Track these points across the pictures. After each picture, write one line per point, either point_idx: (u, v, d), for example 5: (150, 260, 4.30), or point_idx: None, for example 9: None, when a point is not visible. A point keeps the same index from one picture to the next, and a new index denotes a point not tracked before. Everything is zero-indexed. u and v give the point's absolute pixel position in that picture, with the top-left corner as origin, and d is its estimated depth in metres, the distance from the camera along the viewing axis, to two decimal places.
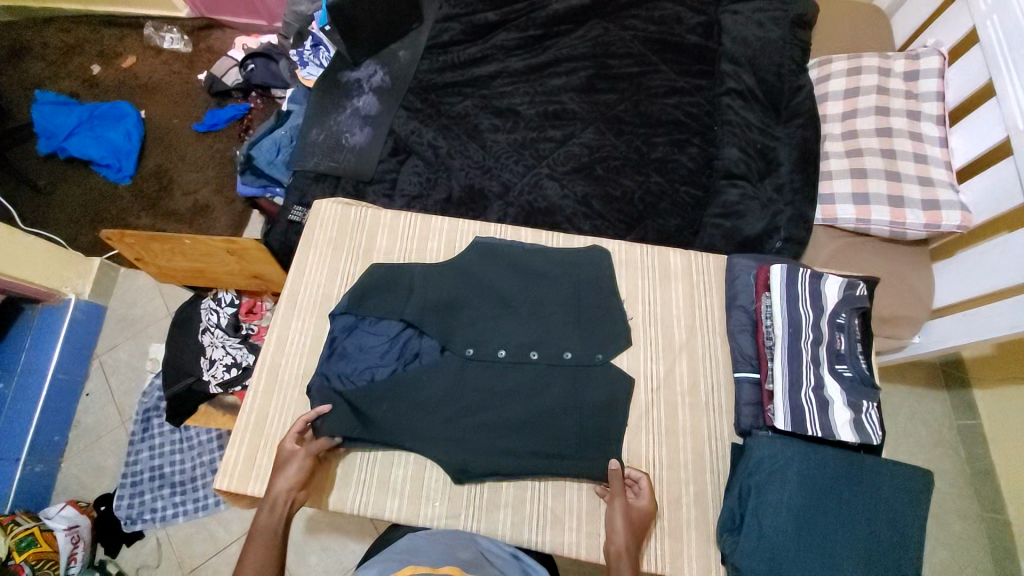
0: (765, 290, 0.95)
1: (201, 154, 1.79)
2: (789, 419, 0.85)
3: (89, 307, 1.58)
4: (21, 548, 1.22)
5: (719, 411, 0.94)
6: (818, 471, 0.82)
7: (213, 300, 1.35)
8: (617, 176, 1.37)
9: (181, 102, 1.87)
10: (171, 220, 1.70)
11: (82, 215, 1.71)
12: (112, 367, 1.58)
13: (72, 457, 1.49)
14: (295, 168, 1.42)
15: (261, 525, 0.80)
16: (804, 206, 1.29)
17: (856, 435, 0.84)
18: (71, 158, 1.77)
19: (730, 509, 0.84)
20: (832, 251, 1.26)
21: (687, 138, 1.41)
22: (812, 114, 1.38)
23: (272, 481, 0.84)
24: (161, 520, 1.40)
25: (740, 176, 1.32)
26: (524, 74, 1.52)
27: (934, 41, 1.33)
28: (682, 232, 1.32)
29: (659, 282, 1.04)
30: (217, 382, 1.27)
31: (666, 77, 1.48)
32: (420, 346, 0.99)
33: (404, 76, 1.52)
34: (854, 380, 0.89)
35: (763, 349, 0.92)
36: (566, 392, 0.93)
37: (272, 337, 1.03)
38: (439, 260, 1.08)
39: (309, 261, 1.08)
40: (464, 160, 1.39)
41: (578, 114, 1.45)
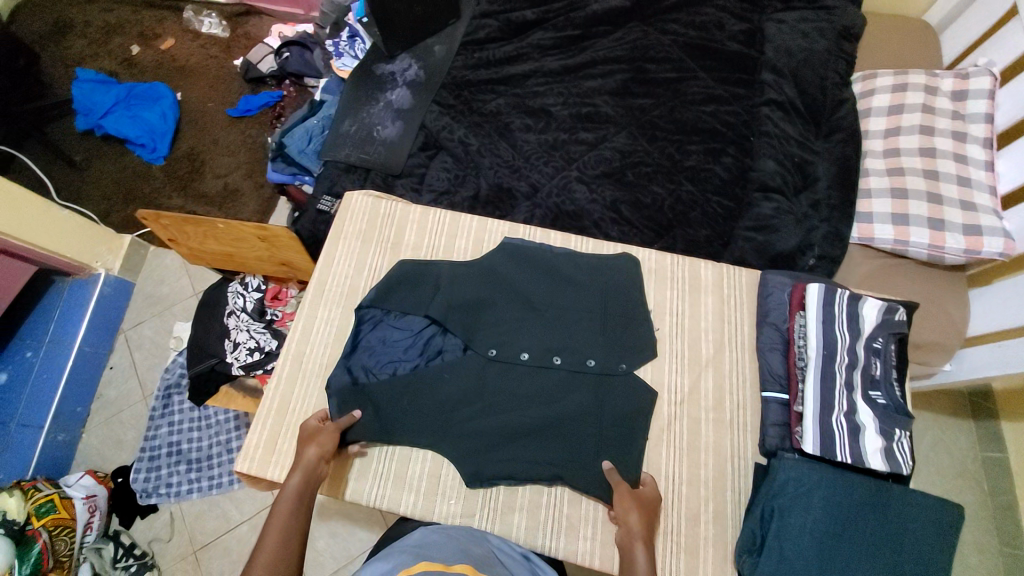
0: (799, 310, 0.92)
1: (233, 139, 1.82)
2: (817, 443, 0.82)
3: (118, 282, 1.61)
4: (39, 514, 1.25)
5: (744, 429, 0.92)
6: (845, 496, 0.79)
7: (240, 284, 1.36)
8: (647, 182, 1.35)
9: (217, 86, 1.89)
10: (201, 201, 1.73)
11: (115, 191, 1.74)
12: (136, 343, 1.61)
13: (93, 427, 1.53)
14: (326, 158, 1.43)
15: (291, 487, 0.79)
16: (840, 223, 1.26)
17: (887, 464, 0.81)
18: (108, 136, 1.81)
19: (751, 530, 0.81)
20: (867, 271, 1.22)
21: (722, 147, 1.38)
22: (854, 129, 1.34)
23: (299, 450, 0.84)
24: (175, 495, 1.42)
25: (776, 189, 1.29)
26: (558, 74, 1.50)
27: (986, 60, 1.29)
28: (712, 243, 1.29)
29: (689, 294, 1.01)
30: (240, 365, 1.28)
31: (705, 84, 1.45)
32: (442, 344, 0.99)
33: (439, 71, 1.52)
34: (887, 408, 0.86)
35: (794, 369, 0.89)
36: (590, 401, 0.92)
37: (298, 325, 1.03)
38: (467, 258, 1.08)
39: (336, 254, 1.08)
40: (494, 158, 1.38)
41: (612, 117, 1.43)
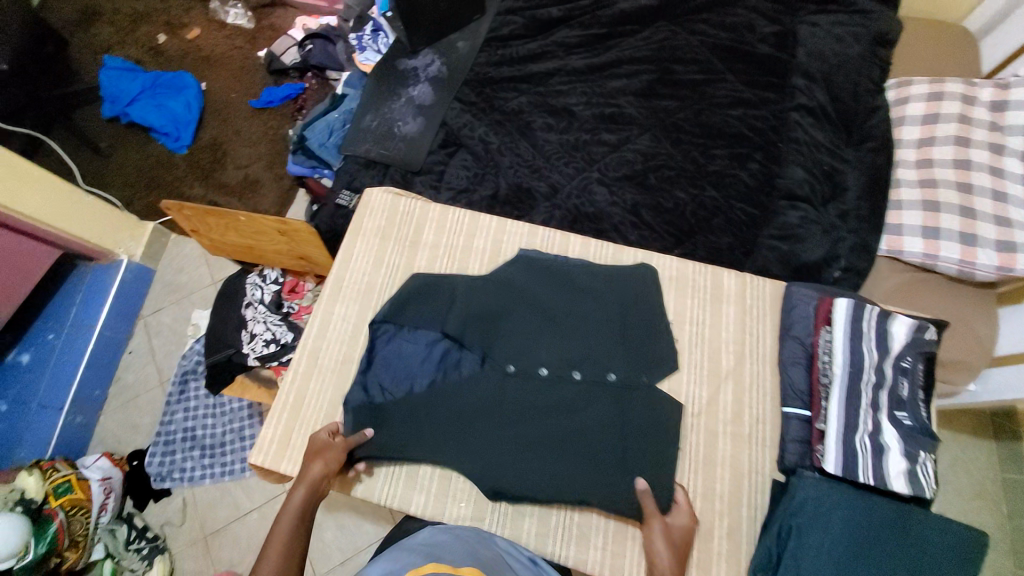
0: (825, 324, 0.90)
1: (255, 130, 1.83)
2: (840, 463, 0.80)
3: (139, 269, 1.63)
4: (57, 493, 1.27)
5: (763, 445, 0.90)
6: (867, 517, 0.76)
7: (258, 276, 1.37)
8: (670, 187, 1.32)
9: (240, 77, 1.90)
10: (222, 191, 1.75)
11: (138, 179, 1.77)
12: (155, 329, 1.63)
13: (111, 410, 1.56)
14: (346, 152, 1.43)
15: (294, 503, 0.79)
16: (868, 236, 1.22)
17: (909, 487, 0.78)
18: (132, 124, 1.83)
19: (766, 549, 0.79)
20: (895, 285, 1.18)
21: (748, 153, 1.35)
22: (887, 137, 1.30)
23: (307, 462, 0.84)
24: (188, 480, 1.45)
25: (802, 198, 1.26)
26: (582, 74, 1.48)
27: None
28: (734, 251, 1.26)
29: (710, 303, 0.99)
30: (256, 356, 1.29)
31: (732, 87, 1.42)
32: (460, 358, 0.97)
33: (462, 67, 1.50)
34: (913, 430, 0.82)
35: (817, 385, 0.87)
36: (609, 413, 0.90)
37: (315, 322, 1.03)
38: (480, 272, 1.06)
39: (355, 250, 1.08)
40: (514, 157, 1.37)
41: (635, 119, 1.40)
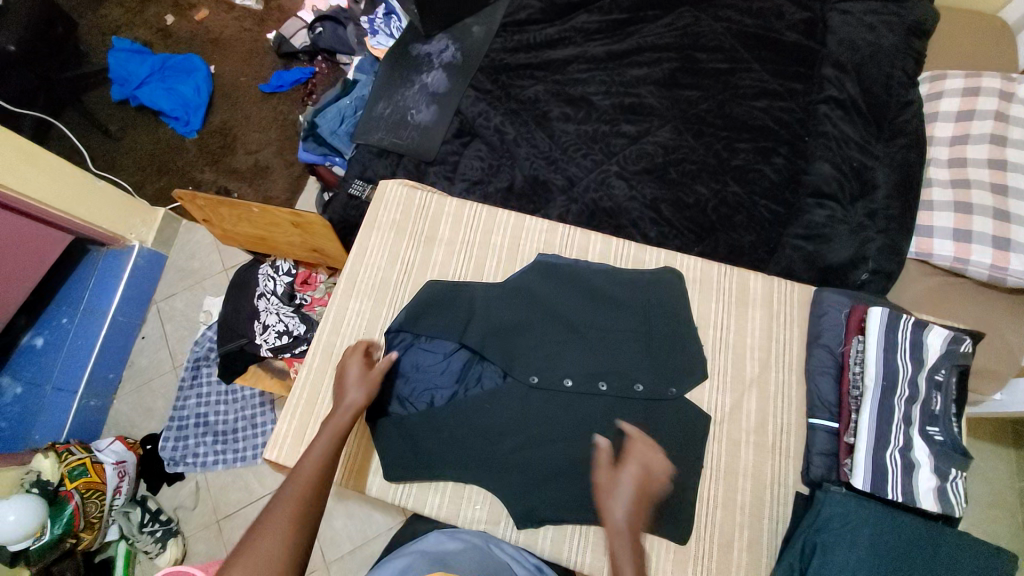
0: (857, 333, 0.88)
1: (265, 115, 1.79)
2: (869, 479, 0.78)
3: (151, 255, 1.62)
4: (73, 476, 1.28)
5: (787, 456, 0.88)
6: (897, 537, 0.74)
7: (270, 266, 1.35)
8: (691, 181, 1.28)
9: (249, 61, 1.86)
10: (232, 177, 1.73)
11: (149, 163, 1.75)
12: (167, 315, 1.63)
13: (125, 395, 1.56)
14: (359, 141, 1.39)
15: (333, 427, 0.81)
16: (899, 236, 1.17)
17: (938, 504, 0.76)
18: (142, 107, 1.80)
19: (789, 563, 0.77)
20: (923, 289, 1.14)
21: (773, 147, 1.30)
22: (919, 134, 1.24)
23: (342, 390, 0.86)
24: (201, 465, 1.45)
25: (830, 196, 1.22)
26: (602, 61, 1.43)
27: None
28: (757, 250, 1.22)
29: (735, 306, 0.97)
30: (268, 347, 1.28)
31: (757, 77, 1.36)
32: (482, 372, 0.96)
33: (476, 53, 1.45)
34: (944, 446, 0.79)
35: (847, 398, 0.85)
36: (635, 429, 0.88)
37: (329, 318, 1.02)
38: (495, 280, 1.02)
39: (371, 244, 1.06)
40: (530, 149, 1.33)
41: (656, 110, 1.35)
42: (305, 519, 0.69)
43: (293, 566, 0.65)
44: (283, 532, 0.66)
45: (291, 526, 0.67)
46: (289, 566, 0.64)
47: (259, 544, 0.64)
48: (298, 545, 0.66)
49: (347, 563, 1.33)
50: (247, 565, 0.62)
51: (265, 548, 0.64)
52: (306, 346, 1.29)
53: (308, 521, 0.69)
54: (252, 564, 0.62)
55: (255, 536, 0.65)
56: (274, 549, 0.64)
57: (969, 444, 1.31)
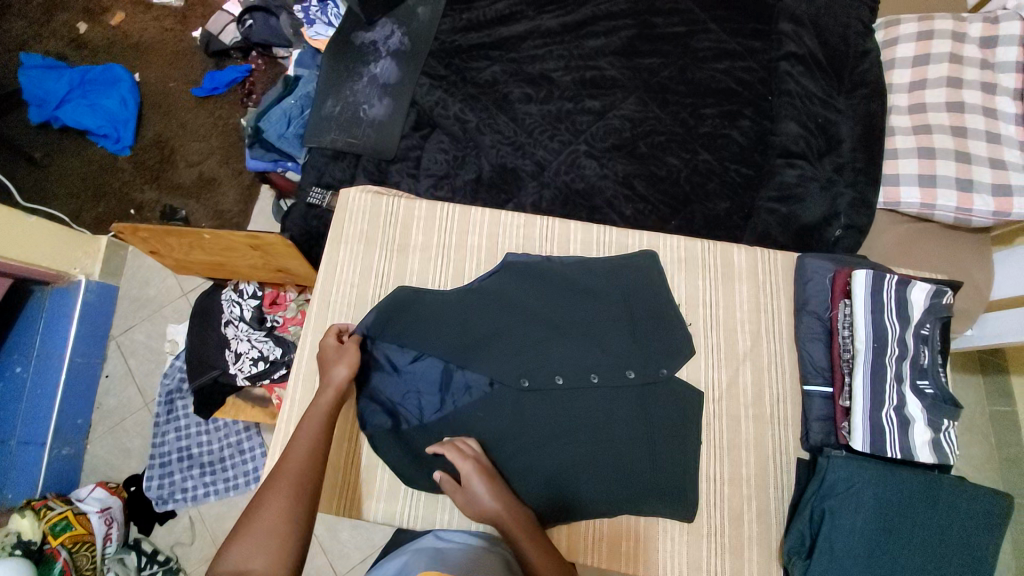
0: (843, 296, 0.92)
1: (203, 123, 1.66)
2: (867, 440, 0.84)
3: (101, 288, 1.49)
4: (56, 533, 1.21)
5: (785, 423, 0.93)
6: (895, 492, 0.81)
7: (234, 291, 1.28)
8: (661, 153, 1.25)
9: (178, 64, 1.71)
10: (177, 194, 1.60)
11: (83, 189, 1.60)
12: (129, 349, 1.52)
13: (96, 439, 1.46)
14: (311, 144, 1.29)
15: (319, 407, 0.82)
16: (867, 188, 1.19)
17: (934, 455, 0.83)
18: (66, 128, 1.64)
19: (799, 532, 0.84)
20: (895, 238, 1.17)
21: (739, 109, 1.28)
22: (879, 84, 1.24)
23: (324, 371, 0.85)
24: (192, 499, 1.38)
25: (799, 154, 1.21)
26: (557, 34, 1.36)
27: (1015, 4, 1.20)
28: (733, 216, 1.21)
29: (723, 283, 0.99)
30: (245, 376, 1.21)
31: (716, 38, 1.33)
32: (468, 379, 0.91)
33: (424, 36, 1.36)
34: (936, 397, 0.86)
35: (838, 362, 0.90)
36: (636, 416, 0.88)
37: (305, 346, 0.97)
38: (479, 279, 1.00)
39: (340, 260, 1.00)
40: (495, 135, 1.27)
41: (618, 81, 1.31)
42: (298, 495, 0.69)
43: (294, 538, 0.65)
44: (280, 507, 0.67)
45: (287, 503, 0.68)
46: (289, 539, 0.64)
47: (257, 521, 0.65)
48: (296, 518, 0.67)
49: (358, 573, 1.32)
50: (247, 542, 0.62)
51: (262, 524, 0.65)
52: (286, 369, 1.23)
53: (302, 496, 0.69)
54: (251, 540, 0.63)
55: (252, 515, 0.66)
56: (270, 524, 0.65)
57: (952, 379, 1.36)
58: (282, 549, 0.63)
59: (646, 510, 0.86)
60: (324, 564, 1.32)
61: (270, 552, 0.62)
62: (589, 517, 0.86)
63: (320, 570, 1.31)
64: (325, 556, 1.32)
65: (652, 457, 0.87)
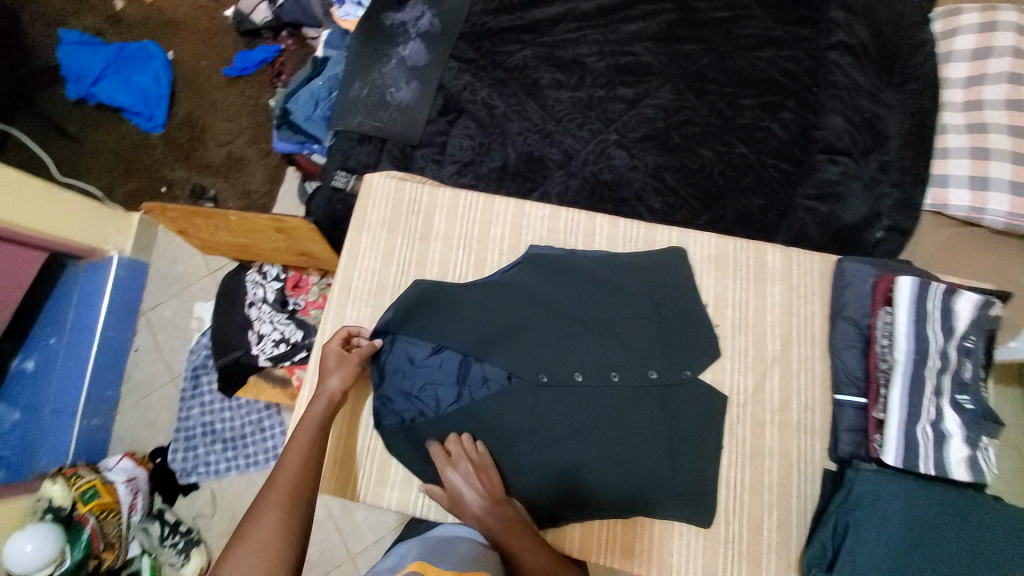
0: (884, 304, 0.88)
1: (233, 103, 1.67)
2: (900, 454, 0.80)
3: (132, 264, 1.53)
4: (85, 500, 1.24)
5: (812, 434, 0.90)
6: (925, 508, 0.77)
7: (258, 273, 1.30)
8: (695, 145, 1.20)
9: (210, 43, 1.72)
10: (206, 173, 1.62)
11: (116, 166, 1.64)
12: (159, 324, 1.56)
13: (125, 409, 1.51)
14: (337, 127, 1.28)
15: (312, 415, 0.81)
16: (912, 188, 1.12)
17: (970, 473, 0.79)
18: (101, 104, 1.67)
19: (821, 544, 0.81)
20: (939, 242, 1.10)
21: (780, 101, 1.21)
22: (933, 78, 1.16)
23: (321, 378, 0.85)
24: (214, 473, 1.42)
25: (843, 151, 1.16)
26: (593, 18, 1.32)
27: None
28: (768, 214, 1.16)
29: (754, 285, 0.96)
30: (267, 357, 1.24)
31: (761, 24, 1.26)
32: (486, 372, 0.90)
33: (454, 18, 1.32)
34: (976, 414, 0.81)
35: (875, 372, 0.86)
36: (656, 418, 0.86)
37: (325, 329, 0.97)
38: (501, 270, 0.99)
39: (362, 246, 1.00)
40: (522, 122, 1.24)
41: (653, 69, 1.26)
42: (292, 507, 0.69)
43: (290, 552, 0.65)
44: (274, 520, 0.66)
45: (281, 515, 0.67)
46: (285, 552, 0.65)
47: (252, 534, 0.65)
48: (291, 530, 0.67)
49: (371, 553, 1.34)
50: (242, 558, 0.63)
51: (258, 537, 0.65)
52: (306, 352, 1.24)
53: (297, 508, 0.69)
54: (246, 556, 0.63)
55: (246, 527, 0.66)
56: (265, 537, 0.65)
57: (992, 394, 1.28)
58: (278, 562, 0.64)
59: (658, 514, 0.84)
60: (338, 541, 1.34)
61: (265, 564, 0.63)
62: (602, 517, 0.85)
63: (334, 547, 1.34)
64: (339, 534, 1.35)
65: (670, 463, 0.84)
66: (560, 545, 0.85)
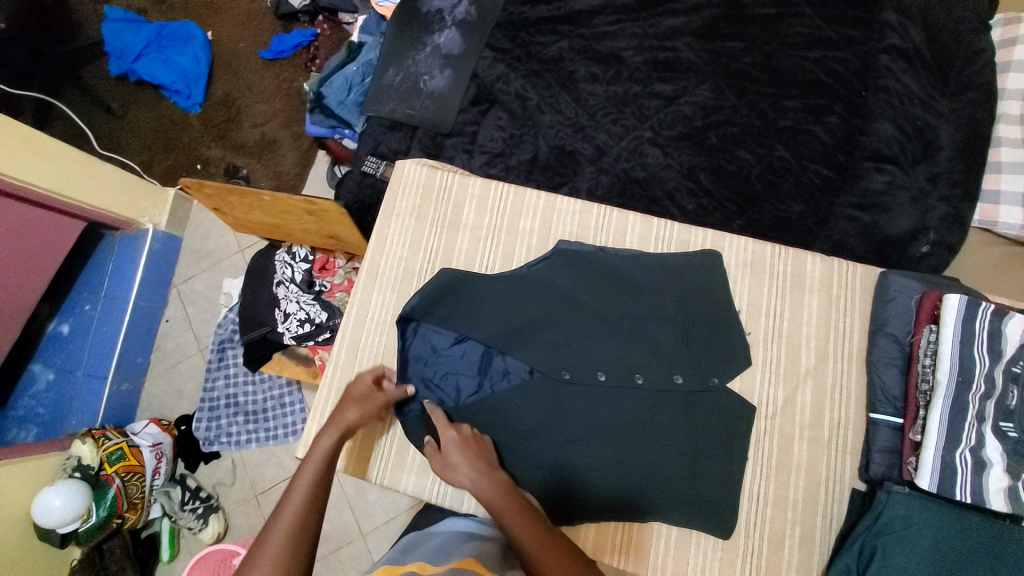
0: (929, 321, 0.84)
1: (268, 85, 1.69)
2: (936, 479, 0.76)
3: (166, 238, 1.57)
4: (111, 461, 1.28)
5: (843, 450, 0.87)
6: (960, 540, 0.74)
7: (287, 253, 1.31)
8: (733, 146, 1.16)
9: (249, 24, 1.74)
10: (239, 153, 1.65)
11: (155, 142, 1.67)
12: (188, 298, 1.59)
13: (153, 378, 1.55)
14: (369, 113, 1.28)
15: (320, 450, 0.75)
16: (962, 203, 1.06)
17: (1010, 505, 0.74)
18: (142, 81, 1.70)
19: (846, 567, 0.78)
20: (988, 260, 1.04)
21: (826, 104, 1.16)
22: (991, 87, 1.10)
23: (340, 408, 0.81)
24: (235, 444, 1.45)
25: (890, 159, 1.10)
26: (633, 11, 1.28)
27: None
28: (806, 221, 1.11)
29: (790, 294, 0.93)
30: (291, 335, 1.25)
31: (809, 23, 1.21)
32: (507, 365, 0.89)
33: (492, 7, 1.31)
34: (1018, 444, 0.76)
35: (914, 392, 0.83)
36: (679, 424, 0.84)
37: (352, 312, 0.98)
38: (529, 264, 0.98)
39: (390, 231, 1.00)
40: (555, 115, 1.22)
41: (693, 65, 1.22)
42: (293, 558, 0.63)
43: None
44: None
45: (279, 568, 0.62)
46: None
47: None
48: None
49: (382, 535, 1.35)
50: None
51: None
52: (330, 333, 1.26)
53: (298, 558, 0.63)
54: None
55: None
56: None
57: None
58: None
59: (675, 521, 0.82)
60: (350, 520, 1.36)
61: None
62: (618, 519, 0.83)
63: (346, 526, 1.35)
64: (352, 515, 1.36)
65: (690, 474, 0.82)
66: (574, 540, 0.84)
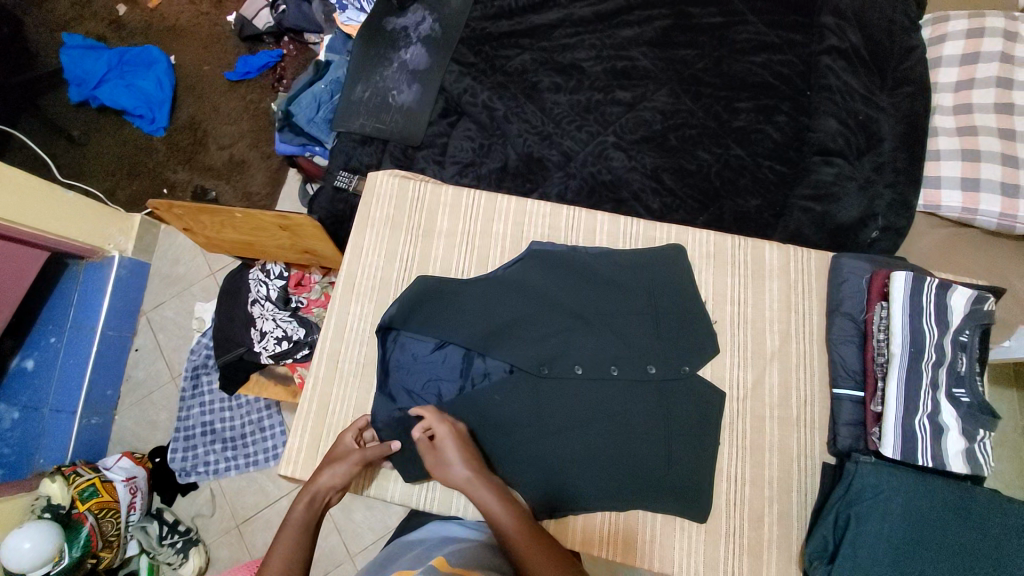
0: (880, 299, 0.89)
1: (235, 106, 1.69)
2: (898, 446, 0.81)
3: (133, 264, 1.53)
4: (83, 498, 1.24)
5: (811, 427, 0.91)
6: (926, 503, 0.78)
7: (262, 271, 1.31)
8: (692, 147, 1.22)
9: (213, 48, 1.74)
10: (208, 175, 1.63)
11: (119, 169, 1.64)
12: (159, 325, 1.56)
13: (126, 409, 1.51)
14: (339, 129, 1.30)
15: (297, 517, 0.75)
16: (907, 189, 1.13)
17: (968, 466, 0.80)
18: (104, 108, 1.68)
19: (822, 537, 0.82)
20: (933, 242, 1.12)
21: (775, 104, 1.24)
22: (923, 82, 1.19)
23: (319, 470, 0.82)
24: (214, 472, 1.42)
25: (837, 153, 1.17)
26: (590, 23, 1.34)
27: None
28: (764, 214, 1.18)
29: (753, 283, 0.98)
30: (269, 354, 1.24)
31: (754, 30, 1.29)
32: (487, 366, 0.92)
33: (456, 23, 1.35)
34: (970, 407, 0.82)
35: (871, 365, 0.88)
36: (654, 413, 0.87)
37: (330, 325, 0.98)
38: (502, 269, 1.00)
39: (365, 242, 1.02)
40: (522, 124, 1.25)
41: (650, 73, 1.28)
42: None
43: None
44: None
45: None
46: None
47: None
48: None
49: (370, 553, 1.33)
50: None
51: None
52: (309, 349, 1.26)
53: None
54: None
55: None
56: None
57: (991, 393, 1.22)
58: None
59: (657, 509, 0.85)
60: (337, 540, 1.34)
61: None
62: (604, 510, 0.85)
63: (333, 547, 1.33)
64: (338, 534, 1.34)
65: (666, 457, 0.85)
66: (562, 537, 0.86)
